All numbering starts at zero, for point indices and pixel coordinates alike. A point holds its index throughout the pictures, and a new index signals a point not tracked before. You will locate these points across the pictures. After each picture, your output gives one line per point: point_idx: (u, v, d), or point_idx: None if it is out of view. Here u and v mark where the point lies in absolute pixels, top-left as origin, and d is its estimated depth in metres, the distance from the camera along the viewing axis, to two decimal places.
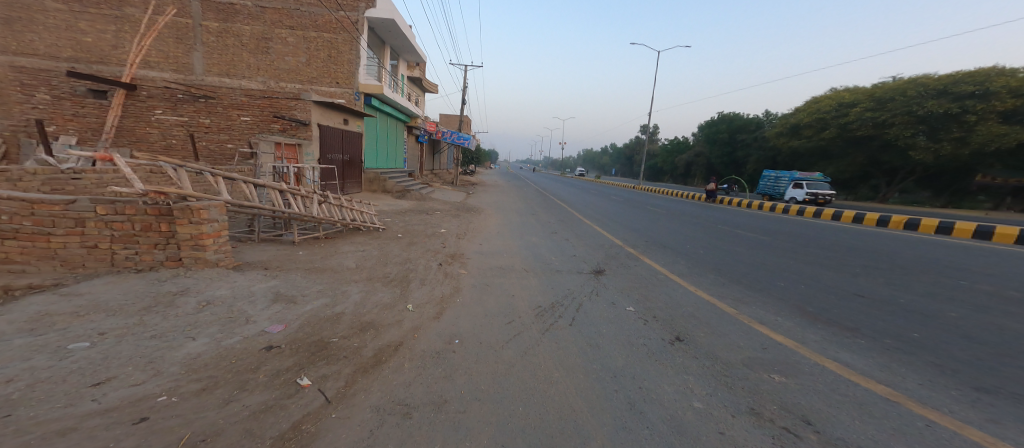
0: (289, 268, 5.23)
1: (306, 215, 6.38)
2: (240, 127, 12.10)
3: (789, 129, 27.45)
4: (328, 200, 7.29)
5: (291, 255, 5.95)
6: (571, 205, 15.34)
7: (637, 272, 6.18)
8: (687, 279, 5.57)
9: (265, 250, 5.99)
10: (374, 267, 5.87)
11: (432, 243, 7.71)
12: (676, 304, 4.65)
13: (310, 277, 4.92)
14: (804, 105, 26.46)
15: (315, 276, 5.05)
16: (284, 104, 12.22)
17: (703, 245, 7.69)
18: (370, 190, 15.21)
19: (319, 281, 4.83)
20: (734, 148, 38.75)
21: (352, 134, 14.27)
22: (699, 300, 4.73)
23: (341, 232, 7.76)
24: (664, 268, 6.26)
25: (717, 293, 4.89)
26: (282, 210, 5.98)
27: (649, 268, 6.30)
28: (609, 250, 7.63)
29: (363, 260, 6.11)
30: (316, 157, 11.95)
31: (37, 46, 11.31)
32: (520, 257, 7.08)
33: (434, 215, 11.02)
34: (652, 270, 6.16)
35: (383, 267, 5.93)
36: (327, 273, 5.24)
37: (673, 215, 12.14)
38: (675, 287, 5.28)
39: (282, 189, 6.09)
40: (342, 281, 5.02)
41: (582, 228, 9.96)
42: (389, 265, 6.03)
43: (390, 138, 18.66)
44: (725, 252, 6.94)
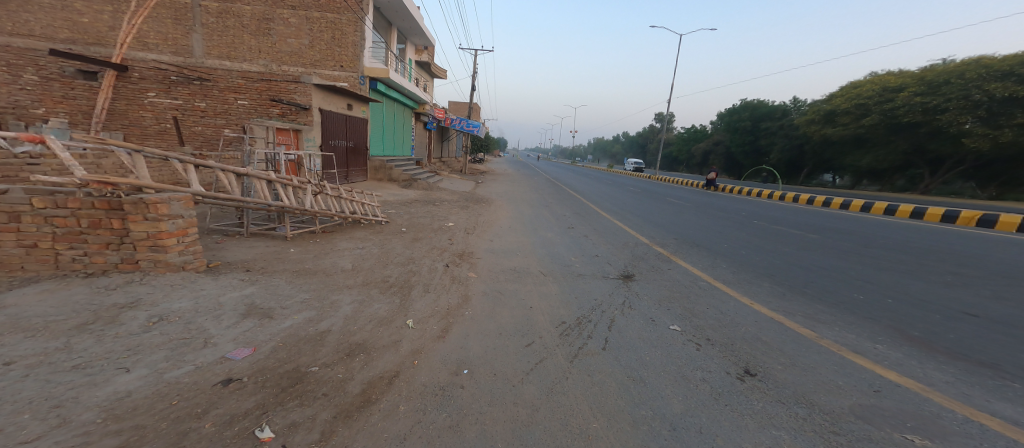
0: (274, 270, 4.53)
1: (298, 208, 5.66)
2: (238, 111, 11.48)
3: (823, 116, 25.91)
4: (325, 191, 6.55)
5: (280, 254, 5.24)
6: (586, 196, 14.49)
7: (673, 276, 5.36)
8: (738, 289, 4.72)
9: (253, 247, 5.31)
10: (372, 269, 5.13)
11: (439, 239, 6.99)
12: (733, 324, 3.82)
13: (297, 283, 4.19)
14: (841, 90, 24.89)
15: (303, 280, 4.32)
16: (284, 88, 11.46)
17: (743, 244, 6.78)
18: (376, 178, 14.60)
19: (306, 288, 4.09)
20: (757, 136, 37.02)
21: (357, 121, 13.56)
22: (761, 319, 3.88)
23: (339, 226, 7.03)
24: (704, 273, 5.42)
25: (780, 310, 4.04)
26: (270, 203, 5.20)
27: (687, 272, 5.47)
28: (635, 249, 6.81)
29: (360, 260, 5.39)
30: (317, 144, 11.21)
31: (33, 27, 10.78)
32: (537, 257, 6.29)
33: (442, 206, 10.32)
34: (690, 276, 5.34)
35: (382, 269, 5.19)
36: (318, 278, 4.51)
37: (700, 209, 11.18)
38: (725, 299, 4.44)
39: (271, 179, 5.30)
40: (334, 287, 4.29)
41: (603, 223, 9.12)
42: (389, 267, 5.28)
43: (398, 125, 17.92)
44: (773, 254, 6.04)
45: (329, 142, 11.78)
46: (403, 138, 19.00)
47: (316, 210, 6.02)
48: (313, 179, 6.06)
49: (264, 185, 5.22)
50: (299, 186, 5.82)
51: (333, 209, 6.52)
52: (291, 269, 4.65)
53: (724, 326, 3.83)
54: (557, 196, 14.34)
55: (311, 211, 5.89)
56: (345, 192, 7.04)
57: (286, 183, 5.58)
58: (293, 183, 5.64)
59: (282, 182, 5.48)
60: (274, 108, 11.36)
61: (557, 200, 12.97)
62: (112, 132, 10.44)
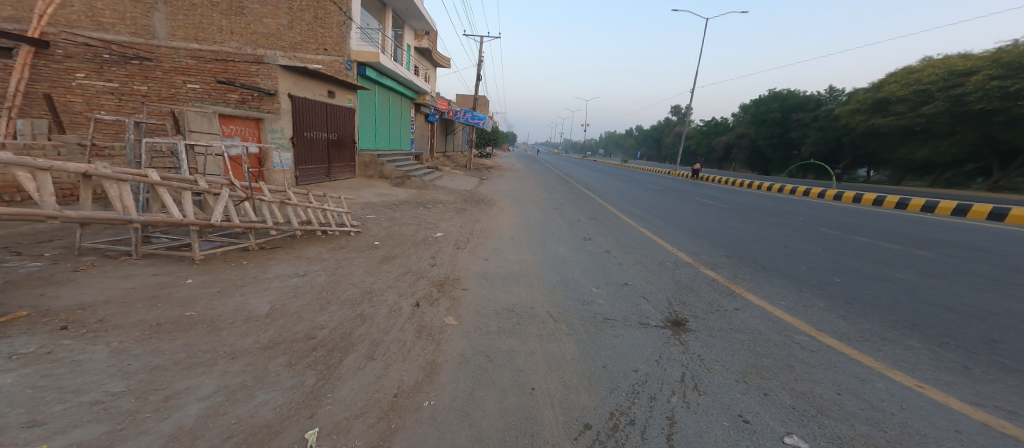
0: (121, 320, 2.89)
1: (201, 223, 3.83)
2: (187, 96, 9.91)
3: (870, 105, 23.67)
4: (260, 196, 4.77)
5: (166, 284, 3.58)
6: (605, 196, 12.75)
7: (750, 323, 3.59)
8: (877, 355, 2.94)
9: (127, 276, 3.58)
10: (300, 315, 3.46)
11: (417, 258, 5.33)
12: (917, 441, 2.09)
13: (136, 351, 2.56)
14: (893, 76, 22.64)
15: (157, 342, 2.68)
16: (244, 70, 9.61)
17: (831, 269, 4.95)
18: (366, 175, 13.11)
19: (144, 363, 2.47)
20: (788, 128, 34.58)
21: (343, 110, 11.88)
22: (972, 430, 2.15)
23: (287, 240, 5.35)
24: (798, 324, 3.49)
25: (994, 406, 2.33)
26: (132, 218, 3.31)
27: (768, 316, 3.71)
28: (678, 274, 5.05)
29: (287, 298, 3.72)
30: (284, 135, 9.59)
31: None
32: (545, 289, 4.58)
33: (435, 209, 8.72)
34: (775, 323, 3.57)
35: (315, 313, 3.52)
36: (190, 334, 2.86)
37: (742, 213, 9.35)
38: (865, 378, 2.67)
39: (147, 182, 3.42)
40: (206, 356, 2.63)
41: (629, 233, 7.36)
42: (327, 311, 3.60)
43: (395, 116, 16.38)
44: (892, 288, 4.23)
45: (303, 133, 10.19)
46: (402, 131, 17.43)
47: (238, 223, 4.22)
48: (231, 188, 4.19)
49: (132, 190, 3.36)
50: (207, 190, 3.97)
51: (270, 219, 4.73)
52: (154, 317, 3.00)
53: (899, 444, 2.09)
54: (570, 195, 12.66)
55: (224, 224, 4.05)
56: (295, 197, 5.28)
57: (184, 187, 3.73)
58: (195, 188, 3.77)
59: (173, 186, 3.62)
60: (233, 93, 9.63)
61: (572, 201, 11.27)
62: (32, 119, 8.65)
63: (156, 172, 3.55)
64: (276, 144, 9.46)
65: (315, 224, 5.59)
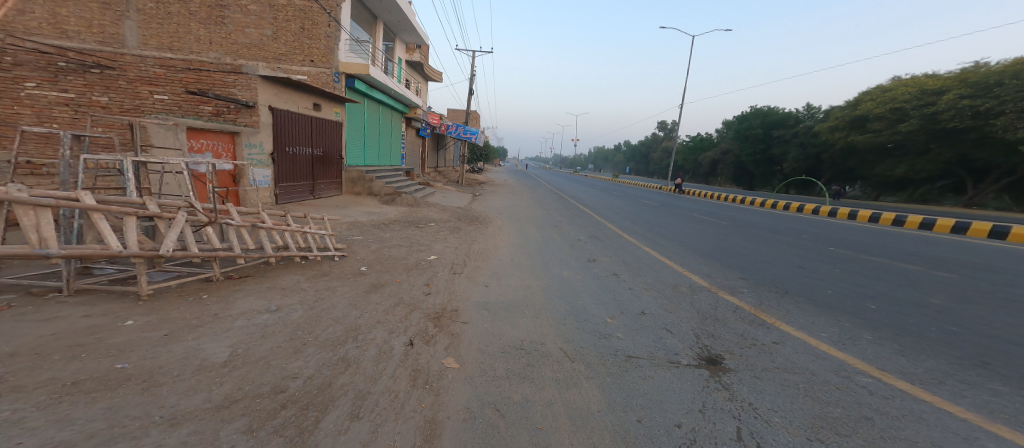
0: (21, 379, 2.35)
1: (144, 254, 3.41)
2: (154, 108, 9.09)
3: (848, 122, 24.24)
4: (226, 220, 4.27)
5: (93, 330, 3.05)
6: (601, 213, 12.42)
7: (801, 362, 3.20)
8: (961, 403, 2.54)
9: (46, 321, 3.14)
10: (267, 361, 2.88)
11: (410, 285, 4.78)
12: None
13: (34, 424, 1.97)
14: (868, 94, 23.28)
15: (67, 409, 2.10)
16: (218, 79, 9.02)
17: (866, 295, 4.60)
18: (353, 192, 12.54)
19: (43, 441, 1.88)
20: (771, 144, 35.30)
21: (328, 124, 11.35)
22: None
23: (260, 268, 4.78)
24: (846, 357, 3.24)
25: None
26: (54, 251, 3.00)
27: (814, 352, 3.33)
28: (698, 302, 4.63)
29: (253, 340, 3.14)
30: (261, 150, 9.00)
31: None
32: (555, 320, 4.08)
33: (427, 228, 8.20)
34: (827, 361, 3.19)
35: (286, 357, 2.97)
36: (116, 394, 2.29)
37: (745, 231, 9.07)
38: (967, 436, 2.24)
39: (73, 206, 3.02)
40: (132, 426, 2.06)
41: (634, 253, 6.96)
42: (301, 355, 3.03)
43: (384, 131, 15.89)
44: (943, 319, 3.89)
45: (284, 149, 9.63)
46: (391, 146, 16.94)
47: (195, 252, 3.82)
48: (181, 213, 3.75)
49: (53, 218, 3.06)
50: (157, 215, 3.58)
51: (237, 246, 4.33)
52: (72, 372, 2.45)
53: None
54: (565, 212, 12.27)
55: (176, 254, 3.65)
56: (269, 219, 4.72)
57: (127, 213, 3.34)
58: (139, 213, 3.38)
59: (110, 211, 3.24)
60: (206, 104, 8.96)
61: (569, 218, 10.89)
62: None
63: (90, 195, 3.20)
64: (254, 160, 8.87)
65: (293, 250, 5.02)
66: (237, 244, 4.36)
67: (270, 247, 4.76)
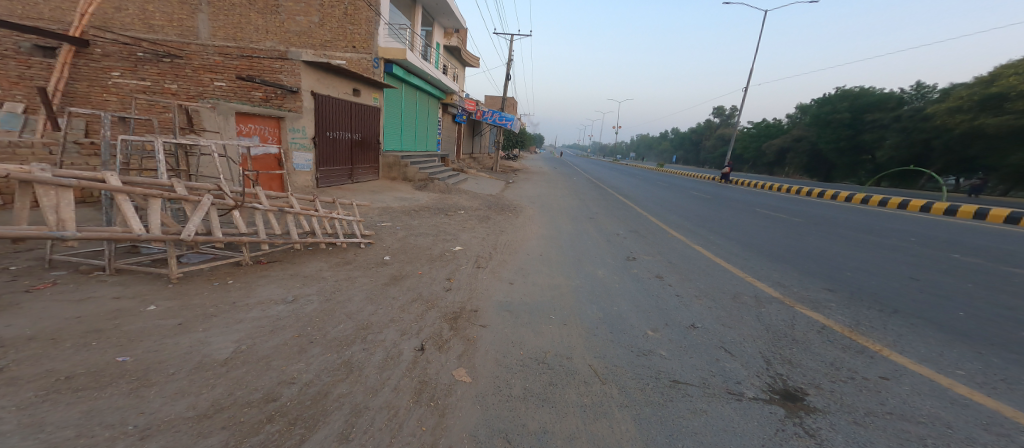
0: (23, 368, 2.25)
1: (166, 237, 3.34)
2: (214, 95, 9.30)
3: (977, 103, 20.42)
4: (254, 204, 4.14)
5: (113, 314, 2.99)
6: (644, 205, 11.51)
7: (924, 410, 2.45)
8: None
9: (78, 301, 3.13)
10: (268, 361, 2.66)
11: (430, 279, 4.47)
12: None
13: (7, 428, 1.82)
14: (1007, 66, 19.82)
15: (47, 411, 1.94)
16: (267, 65, 8.97)
17: (998, 326, 3.61)
18: (389, 177, 12.65)
19: None
20: (860, 130, 31.62)
21: (368, 110, 11.39)
22: None
23: (287, 253, 4.70)
24: (1000, 406, 2.47)
25: None
26: (73, 233, 2.88)
27: (948, 398, 2.57)
28: (764, 315, 3.88)
29: (260, 335, 2.94)
30: (304, 135, 9.17)
31: (43, 10, 9.76)
32: (585, 329, 3.57)
33: (456, 216, 7.91)
34: (966, 411, 2.43)
35: (288, 358, 2.72)
36: (103, 394, 2.12)
37: (820, 231, 7.87)
38: None
39: (97, 189, 2.96)
40: (101, 436, 1.85)
41: (682, 252, 6.19)
42: (305, 356, 2.77)
43: (421, 116, 15.86)
44: None
45: (326, 133, 9.77)
46: (428, 131, 16.88)
47: (219, 237, 3.71)
48: (206, 197, 3.65)
49: (74, 198, 2.96)
50: (183, 198, 3.51)
51: (263, 232, 4.22)
52: (70, 364, 2.33)
53: None
54: (605, 203, 11.50)
55: (199, 239, 3.52)
56: (297, 204, 4.58)
57: (152, 195, 3.28)
58: (163, 196, 3.32)
59: (135, 193, 3.18)
60: (256, 90, 9.14)
61: (607, 209, 10.14)
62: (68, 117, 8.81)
63: (115, 177, 3.15)
64: (298, 144, 9.06)
65: (320, 236, 4.90)
66: (263, 229, 4.24)
67: (297, 233, 4.63)
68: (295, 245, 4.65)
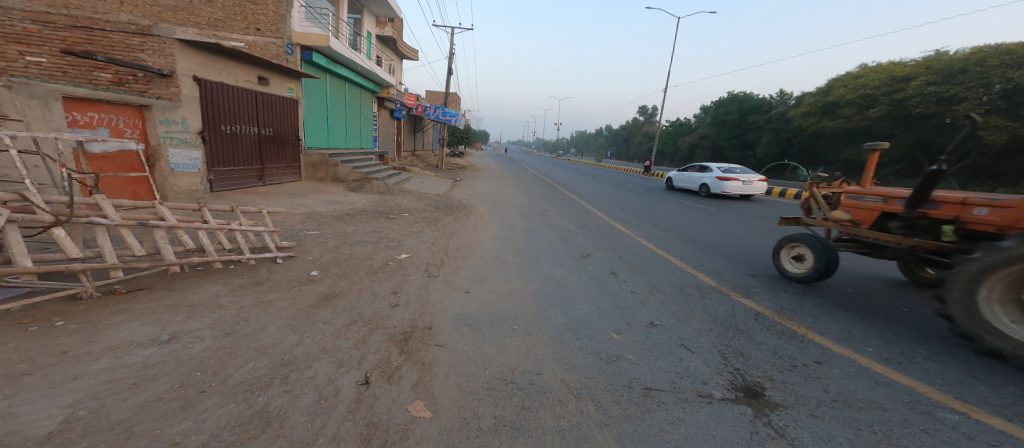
0: None
1: None
2: (25, 74, 6.46)
3: (821, 108, 24.44)
4: (93, 220, 3.02)
5: None
6: (589, 200, 11.72)
7: (861, 393, 2.53)
8: None
9: None
10: (128, 427, 1.95)
11: (368, 295, 3.89)
12: None
13: None
14: (834, 83, 23.95)
15: None
16: (122, 42, 7.14)
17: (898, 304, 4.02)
18: (314, 178, 11.45)
19: None
20: (745, 130, 35.75)
21: (279, 100, 10.07)
22: None
23: (162, 278, 3.69)
24: (913, 382, 2.63)
25: None
26: None
27: (873, 377, 2.70)
28: (711, 307, 3.95)
29: (114, 388, 2.18)
30: (179, 128, 7.69)
31: None
32: (550, 338, 3.34)
33: (400, 219, 7.28)
34: (891, 390, 2.55)
35: (165, 418, 2.03)
36: None
37: (743, 221, 8.53)
38: None
39: None
40: None
41: (630, 247, 6.26)
42: (194, 412, 2.10)
43: (352, 111, 14.60)
44: None
45: (219, 127, 8.51)
46: (362, 126, 15.65)
47: (20, 269, 2.63)
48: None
49: None
50: None
51: (110, 253, 3.08)
52: None
53: None
54: (552, 199, 11.55)
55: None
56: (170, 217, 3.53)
57: None
58: None
59: None
60: (102, 70, 6.93)
61: (556, 206, 10.13)
62: None
63: None
64: (173, 138, 7.62)
65: (212, 253, 3.90)
66: (110, 250, 3.10)
67: (171, 252, 3.55)
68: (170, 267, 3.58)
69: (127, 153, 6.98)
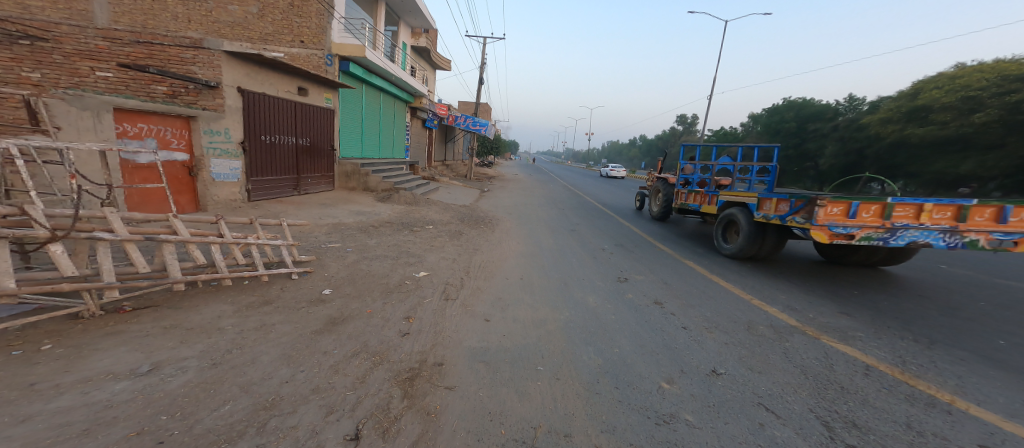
0: None
1: None
2: (96, 88, 6.97)
3: (905, 114, 22.17)
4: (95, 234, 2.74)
5: None
6: (622, 214, 11.00)
7: None
8: None
9: None
10: None
11: (380, 320, 3.48)
12: None
13: None
14: (920, 85, 22.06)
15: None
16: (174, 55, 7.43)
17: None
18: (346, 187, 11.54)
19: None
20: (803, 139, 33.32)
21: (316, 111, 10.23)
22: None
23: (170, 295, 3.45)
24: None
25: None
26: None
27: None
28: (793, 353, 3.23)
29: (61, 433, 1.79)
30: (221, 138, 7.80)
31: None
32: (583, 384, 2.76)
33: (424, 231, 6.97)
34: None
35: None
36: None
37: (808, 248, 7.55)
38: None
39: None
40: None
41: (676, 270, 5.55)
42: None
43: (386, 122, 14.75)
44: None
45: (259, 138, 8.65)
46: (395, 136, 15.80)
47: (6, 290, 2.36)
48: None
49: None
50: None
51: (108, 272, 2.82)
52: None
53: None
54: (584, 213, 10.95)
55: None
56: (183, 231, 3.25)
57: None
58: None
59: None
60: (158, 84, 7.24)
61: (588, 220, 9.51)
62: None
63: None
64: (215, 148, 7.72)
65: (224, 270, 3.63)
66: (110, 268, 2.85)
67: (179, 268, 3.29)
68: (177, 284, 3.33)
69: (171, 163, 7.15)
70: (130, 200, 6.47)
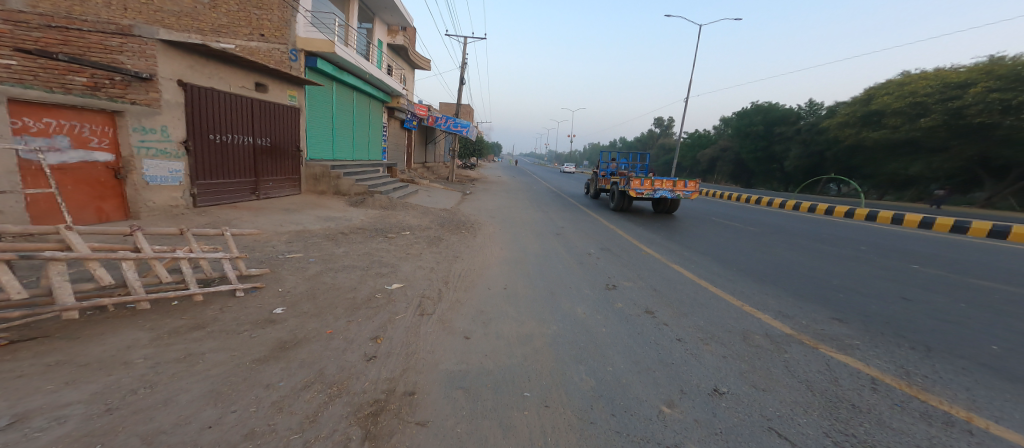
0: None
1: None
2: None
3: (860, 118, 23.12)
4: None
5: None
6: (605, 216, 10.84)
7: None
8: None
9: None
10: None
11: (340, 343, 3.05)
12: None
13: None
14: (872, 90, 22.78)
15: None
16: (98, 44, 6.52)
17: None
18: (315, 190, 10.90)
19: None
20: (772, 141, 34.43)
21: (277, 109, 9.60)
22: None
23: (68, 324, 2.93)
24: None
25: None
26: None
27: None
28: (795, 366, 3.00)
29: None
30: (156, 137, 7.05)
31: None
32: (576, 412, 2.43)
33: (398, 237, 6.54)
34: None
35: None
36: None
37: (789, 249, 7.51)
38: None
39: None
40: None
41: (664, 275, 5.32)
42: None
43: (359, 122, 14.13)
44: None
45: (207, 136, 7.97)
46: (369, 138, 15.18)
47: None
48: None
49: None
50: None
51: None
52: None
53: None
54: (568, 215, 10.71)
55: None
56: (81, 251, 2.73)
57: None
58: None
59: None
60: (77, 74, 6.19)
61: (572, 223, 9.26)
62: None
63: None
64: (148, 148, 6.94)
65: (139, 292, 3.10)
66: None
67: (70, 293, 2.77)
68: (69, 312, 2.80)
69: (91, 165, 6.19)
70: (35, 206, 5.62)
